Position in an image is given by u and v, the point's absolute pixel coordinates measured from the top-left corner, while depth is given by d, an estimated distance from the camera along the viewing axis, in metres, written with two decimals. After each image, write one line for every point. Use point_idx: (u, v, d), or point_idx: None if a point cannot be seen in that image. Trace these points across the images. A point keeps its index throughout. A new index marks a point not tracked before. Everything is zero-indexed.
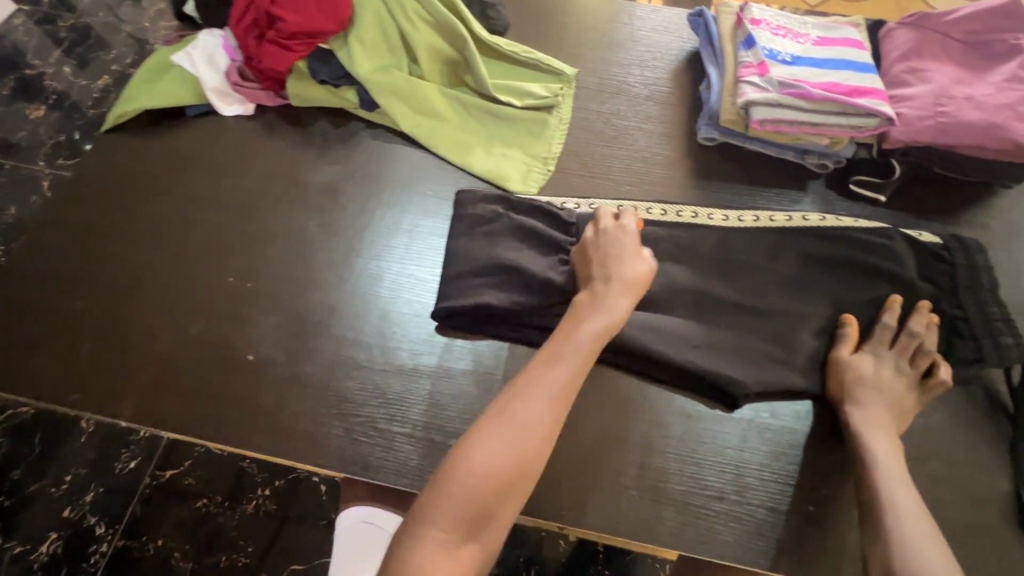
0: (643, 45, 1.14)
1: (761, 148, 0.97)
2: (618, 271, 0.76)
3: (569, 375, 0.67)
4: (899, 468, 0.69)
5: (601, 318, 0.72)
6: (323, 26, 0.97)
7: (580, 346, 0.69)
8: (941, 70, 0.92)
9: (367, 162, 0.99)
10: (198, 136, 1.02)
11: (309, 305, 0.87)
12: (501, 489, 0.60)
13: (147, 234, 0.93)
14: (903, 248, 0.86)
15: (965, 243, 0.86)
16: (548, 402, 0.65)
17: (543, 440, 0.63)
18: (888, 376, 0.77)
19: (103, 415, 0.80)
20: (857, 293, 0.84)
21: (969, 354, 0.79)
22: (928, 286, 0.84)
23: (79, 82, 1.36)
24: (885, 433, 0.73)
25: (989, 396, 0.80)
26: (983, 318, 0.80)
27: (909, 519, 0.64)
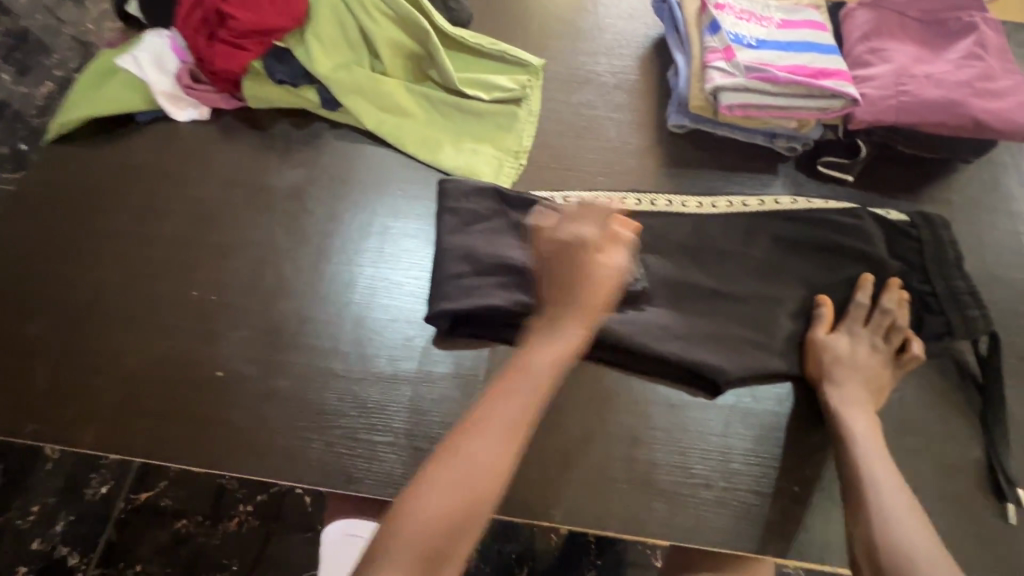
0: (610, 32, 1.13)
1: (731, 133, 0.97)
2: (575, 290, 0.70)
3: (526, 406, 0.63)
4: (880, 449, 0.70)
5: (558, 341, 0.68)
6: (277, 23, 0.93)
7: (538, 373, 0.65)
8: (901, 49, 0.93)
9: (332, 164, 0.96)
10: (150, 144, 0.97)
11: (280, 316, 0.84)
12: (455, 530, 0.57)
13: (100, 250, 0.88)
14: (872, 227, 0.87)
15: (930, 219, 0.88)
16: (502, 436, 0.61)
17: (498, 476, 0.60)
18: (863, 354, 0.78)
19: (66, 446, 0.76)
20: (830, 274, 0.85)
21: (939, 328, 0.81)
22: (898, 263, 0.85)
23: (19, 90, 1.28)
24: (864, 413, 0.74)
25: (959, 367, 0.83)
26: (950, 292, 0.82)
27: (888, 494, 0.65)
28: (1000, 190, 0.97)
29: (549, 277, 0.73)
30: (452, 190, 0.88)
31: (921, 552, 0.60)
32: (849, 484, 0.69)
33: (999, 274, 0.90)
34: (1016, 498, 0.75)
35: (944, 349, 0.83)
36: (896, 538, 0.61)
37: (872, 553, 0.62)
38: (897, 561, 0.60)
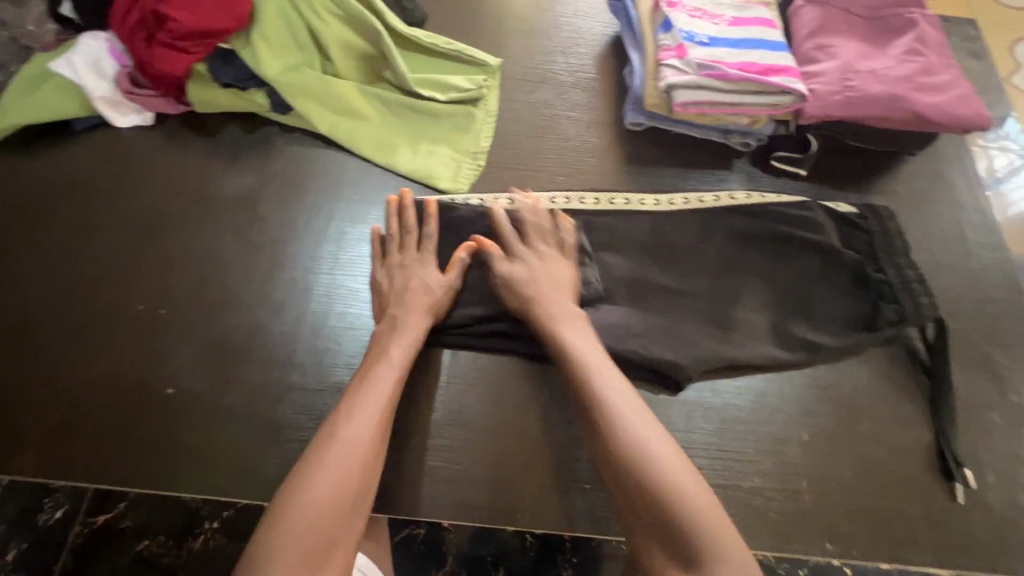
0: (566, 31, 1.12)
1: (687, 130, 0.98)
2: (413, 296, 0.77)
3: (390, 391, 0.70)
4: (637, 409, 0.66)
5: (406, 335, 0.74)
6: (219, 23, 0.89)
7: (394, 362, 0.72)
8: (847, 45, 0.96)
9: (285, 169, 0.93)
10: (90, 152, 0.92)
11: (232, 328, 0.81)
12: (343, 514, 0.62)
13: (35, 264, 0.84)
14: (823, 219, 0.90)
15: (878, 211, 0.90)
16: (373, 420, 0.67)
17: (373, 458, 0.66)
18: (542, 268, 0.79)
19: (1, 472, 0.72)
20: (784, 267, 0.87)
21: (892, 316, 0.83)
22: (850, 253, 0.88)
23: None
24: (587, 350, 0.72)
25: (910, 354, 0.85)
26: (901, 280, 0.84)
27: (637, 422, 0.65)
28: (943, 181, 1.01)
29: (391, 294, 0.78)
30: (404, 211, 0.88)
31: (714, 526, 0.59)
32: (626, 465, 0.63)
33: (944, 262, 0.93)
34: (963, 479, 0.77)
35: (896, 336, 0.85)
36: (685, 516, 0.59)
37: (668, 538, 0.60)
38: (696, 546, 0.58)
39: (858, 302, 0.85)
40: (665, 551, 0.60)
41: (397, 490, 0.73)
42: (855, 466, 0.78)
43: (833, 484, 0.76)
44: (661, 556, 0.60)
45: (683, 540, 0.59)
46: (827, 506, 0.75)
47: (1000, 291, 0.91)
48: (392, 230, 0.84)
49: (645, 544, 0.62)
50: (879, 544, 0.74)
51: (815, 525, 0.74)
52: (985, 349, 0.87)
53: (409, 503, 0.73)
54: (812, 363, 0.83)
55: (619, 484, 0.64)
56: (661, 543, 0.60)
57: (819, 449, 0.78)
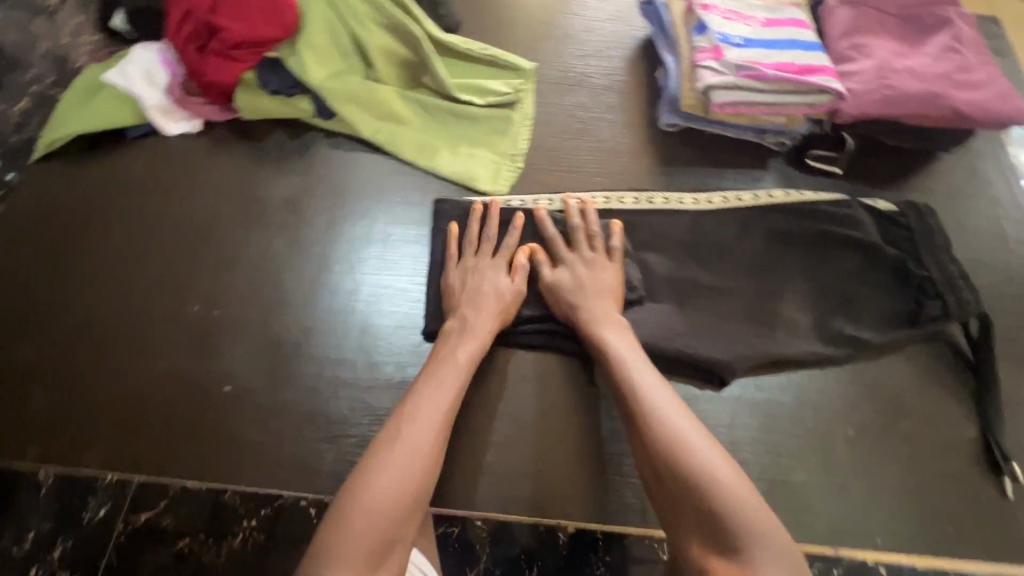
0: (597, 35, 1.14)
1: (722, 131, 0.99)
2: (480, 301, 0.79)
3: (455, 392, 0.70)
4: (667, 396, 0.67)
5: (471, 338, 0.76)
6: (268, 33, 0.92)
7: (460, 364, 0.73)
8: (882, 44, 0.96)
9: (329, 173, 0.96)
10: (142, 159, 0.96)
11: (283, 328, 0.83)
12: (404, 513, 0.60)
13: (95, 267, 0.87)
14: (862, 216, 0.90)
15: (918, 208, 0.91)
16: (438, 420, 0.67)
17: (436, 458, 0.65)
18: (587, 272, 0.80)
19: (70, 467, 0.75)
20: (823, 264, 0.88)
21: (936, 311, 0.83)
22: (891, 249, 0.88)
23: None
24: (620, 345, 0.73)
25: (952, 349, 0.85)
26: (944, 276, 0.84)
27: (672, 413, 0.65)
28: (979, 177, 1.01)
29: (461, 293, 0.80)
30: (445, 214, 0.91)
31: (749, 507, 0.56)
32: (656, 450, 0.63)
33: (983, 258, 0.93)
34: (1012, 474, 0.77)
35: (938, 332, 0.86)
36: (716, 497, 0.57)
37: (702, 520, 0.57)
38: (730, 527, 0.55)
39: (899, 298, 0.86)
40: (700, 536, 0.57)
41: (449, 485, 0.75)
42: (901, 461, 0.78)
43: (879, 479, 0.77)
44: (697, 542, 0.57)
45: (716, 521, 0.56)
46: (875, 500, 0.76)
47: None
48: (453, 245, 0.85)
49: (681, 532, 0.59)
50: (928, 539, 0.74)
51: (863, 520, 0.75)
52: None
53: (462, 497, 0.75)
54: (855, 359, 0.83)
55: (652, 471, 0.64)
56: (695, 528, 0.58)
57: (864, 443, 0.79)
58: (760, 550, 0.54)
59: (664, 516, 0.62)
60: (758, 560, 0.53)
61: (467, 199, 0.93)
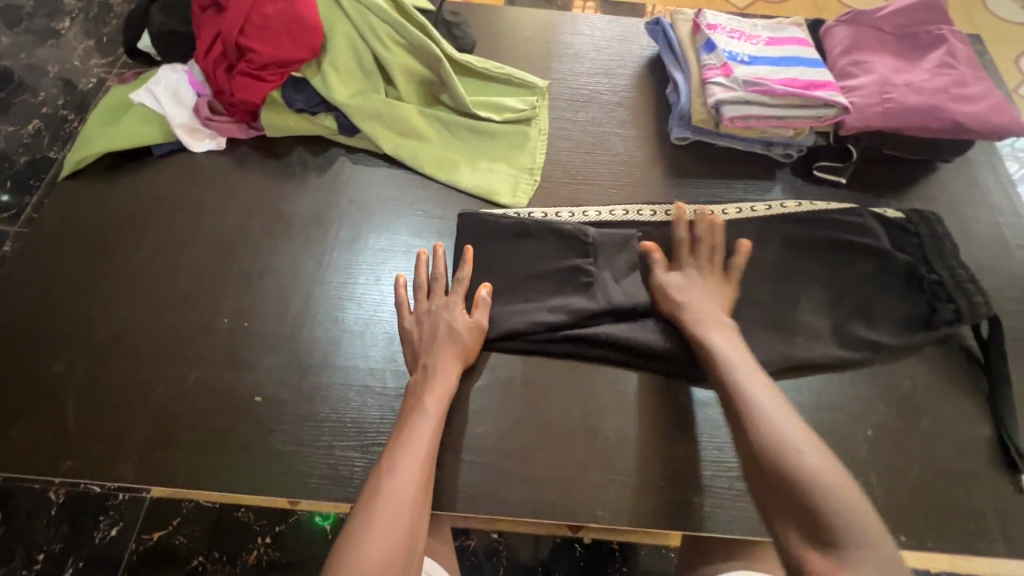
0: (607, 53, 1.19)
1: (730, 143, 1.03)
2: (443, 344, 0.78)
3: (428, 442, 0.70)
4: (775, 398, 0.68)
5: (438, 385, 0.75)
6: (294, 54, 0.95)
7: (428, 414, 0.72)
8: (881, 60, 1.01)
9: (352, 188, 0.98)
10: (168, 176, 0.98)
11: (312, 339, 0.85)
12: (400, 564, 0.60)
13: (123, 281, 0.88)
14: (873, 223, 0.94)
15: (924, 215, 0.94)
16: (417, 471, 0.67)
17: (420, 507, 0.65)
18: (700, 282, 0.83)
19: (101, 479, 0.75)
20: (835, 270, 0.91)
21: (948, 315, 0.86)
22: (903, 255, 0.91)
23: (5, 129, 1.28)
24: (731, 350, 0.74)
25: (963, 351, 0.88)
26: (955, 281, 0.88)
27: (775, 411, 0.66)
28: (978, 186, 1.05)
29: (421, 341, 0.79)
30: (469, 221, 0.92)
31: (857, 510, 0.57)
32: (758, 445, 0.64)
33: (986, 262, 0.97)
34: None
35: (949, 335, 0.88)
36: (817, 498, 0.58)
37: (801, 518, 0.58)
38: (840, 525, 0.56)
39: (912, 302, 0.89)
40: (796, 533, 0.58)
41: (481, 490, 0.76)
42: (920, 459, 0.80)
43: (898, 479, 0.78)
44: (799, 537, 0.58)
45: (817, 517, 0.57)
46: (897, 497, 0.77)
47: None
48: (421, 278, 0.85)
49: (778, 524, 0.60)
50: (950, 533, 0.76)
51: (887, 518, 0.76)
52: None
53: (494, 501, 0.75)
54: (871, 362, 0.86)
55: (752, 466, 0.64)
56: (799, 523, 0.58)
57: (883, 444, 0.81)
58: (864, 551, 0.54)
59: (761, 510, 0.63)
60: (859, 560, 0.54)
61: (490, 211, 0.94)
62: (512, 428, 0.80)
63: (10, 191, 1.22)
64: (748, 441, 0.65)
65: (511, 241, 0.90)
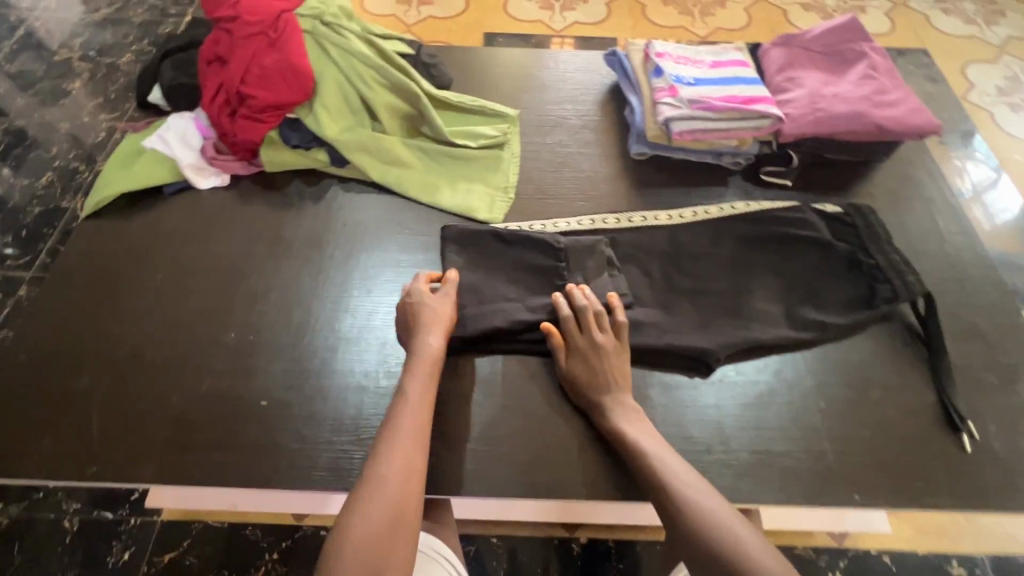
0: (571, 83, 1.32)
1: (685, 156, 1.14)
2: (422, 320, 0.88)
3: (413, 428, 0.76)
4: (699, 485, 0.72)
5: (418, 375, 0.82)
6: (289, 97, 1.06)
7: (413, 397, 0.80)
8: (811, 76, 1.14)
9: (344, 213, 1.09)
10: (178, 211, 1.08)
11: (312, 348, 0.93)
12: (392, 526, 0.67)
13: (140, 304, 0.97)
14: (814, 217, 1.04)
15: (860, 208, 1.05)
16: (402, 447, 0.74)
17: (409, 479, 0.71)
18: (599, 356, 0.85)
19: (125, 483, 0.82)
20: (784, 262, 1.01)
21: (888, 294, 0.95)
22: (843, 244, 1.01)
23: (22, 182, 1.40)
24: (642, 436, 0.79)
25: (904, 327, 0.97)
26: (890, 263, 0.97)
27: (696, 493, 0.71)
28: (912, 181, 1.16)
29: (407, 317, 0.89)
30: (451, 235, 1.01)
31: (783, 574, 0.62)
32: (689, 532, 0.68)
33: (923, 248, 1.06)
34: (967, 430, 0.87)
35: (892, 314, 0.97)
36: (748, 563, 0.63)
37: None
38: None
39: (854, 285, 0.98)
40: None
41: (469, 474, 0.83)
42: (870, 426, 0.87)
43: (850, 445, 0.86)
44: None
45: None
46: (851, 462, 0.84)
47: (976, 269, 1.04)
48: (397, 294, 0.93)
49: None
50: (901, 491, 0.82)
51: (842, 480, 0.83)
52: (971, 319, 0.98)
53: (482, 483, 0.83)
54: (824, 341, 0.94)
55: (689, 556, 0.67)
56: None
57: (836, 413, 0.88)
58: None
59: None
60: None
61: (467, 224, 1.04)
62: (496, 418, 0.88)
63: (27, 238, 1.33)
64: (685, 535, 0.68)
65: (492, 249, 0.99)
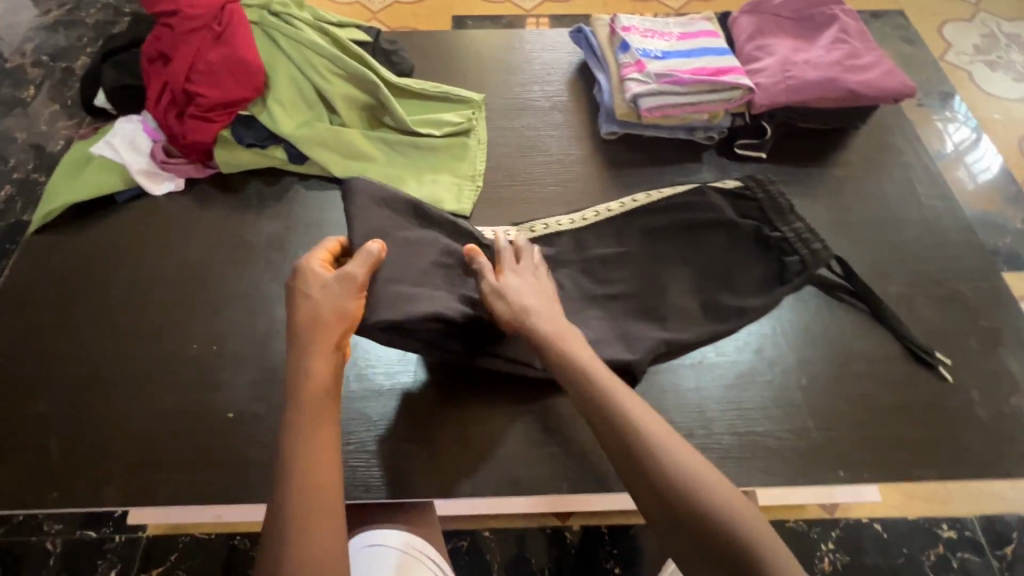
0: (537, 63, 1.27)
1: (656, 133, 1.11)
2: (316, 322, 0.73)
3: (315, 464, 0.64)
4: (670, 434, 0.68)
5: (305, 402, 0.68)
6: (239, 93, 1.01)
7: (304, 431, 0.66)
8: (781, 43, 1.10)
9: (307, 212, 1.05)
10: (134, 220, 1.04)
11: (280, 354, 0.90)
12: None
13: (96, 320, 0.93)
14: (715, 197, 1.00)
15: (759, 180, 1.02)
16: (306, 492, 0.62)
17: (326, 526, 0.60)
18: (532, 281, 0.83)
19: (92, 505, 0.79)
20: (699, 247, 0.97)
21: (797, 267, 0.93)
22: (747, 221, 0.98)
23: None
24: (598, 373, 0.73)
25: (824, 285, 0.96)
26: (798, 237, 0.95)
27: (670, 444, 0.66)
28: (889, 147, 1.13)
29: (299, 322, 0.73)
30: (360, 190, 0.87)
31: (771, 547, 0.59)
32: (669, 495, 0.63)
33: (902, 215, 1.04)
34: (941, 361, 0.89)
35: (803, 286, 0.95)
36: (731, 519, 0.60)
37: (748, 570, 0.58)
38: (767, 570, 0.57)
39: (765, 263, 0.95)
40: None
41: (447, 475, 0.81)
42: (853, 400, 0.86)
43: (834, 419, 0.85)
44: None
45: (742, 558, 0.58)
46: (835, 437, 0.83)
47: (956, 233, 1.02)
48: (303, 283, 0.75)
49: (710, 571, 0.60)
50: (886, 464, 0.81)
51: (827, 457, 0.82)
52: (952, 284, 0.97)
53: (461, 484, 0.81)
54: (740, 328, 0.91)
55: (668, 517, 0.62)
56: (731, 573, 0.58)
57: (819, 390, 0.87)
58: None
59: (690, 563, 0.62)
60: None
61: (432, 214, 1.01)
62: (473, 415, 0.85)
63: None
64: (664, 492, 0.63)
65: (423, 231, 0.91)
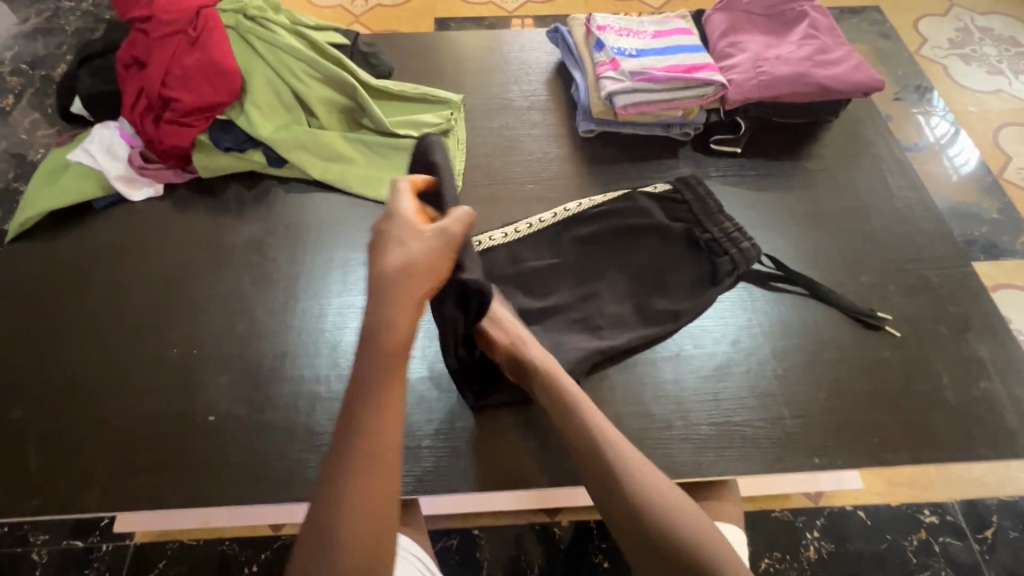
0: (515, 64, 1.28)
1: (633, 130, 1.12)
2: (405, 278, 0.66)
3: (383, 439, 0.60)
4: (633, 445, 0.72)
5: (382, 367, 0.63)
6: (216, 97, 1.02)
7: (373, 401, 0.61)
8: (753, 39, 1.12)
9: (286, 214, 1.05)
10: (112, 226, 1.03)
11: (259, 356, 0.90)
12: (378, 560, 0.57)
13: (74, 328, 0.93)
14: (645, 202, 1.02)
15: (688, 182, 1.03)
16: (370, 469, 0.59)
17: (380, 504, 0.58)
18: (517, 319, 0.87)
19: (70, 513, 0.79)
20: (635, 248, 0.99)
21: (727, 266, 0.95)
22: (678, 224, 1.00)
23: None
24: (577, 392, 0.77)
25: (752, 280, 0.98)
26: (727, 238, 0.97)
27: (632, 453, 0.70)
28: (861, 139, 1.15)
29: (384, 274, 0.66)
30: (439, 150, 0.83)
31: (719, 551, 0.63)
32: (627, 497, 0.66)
33: (874, 206, 1.06)
34: (886, 321, 0.93)
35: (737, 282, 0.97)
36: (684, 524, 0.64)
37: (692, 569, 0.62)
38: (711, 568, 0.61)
39: (697, 264, 0.97)
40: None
41: (428, 472, 0.82)
42: (828, 388, 0.88)
43: (809, 407, 0.86)
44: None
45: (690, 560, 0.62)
46: (810, 425, 0.85)
47: (926, 222, 1.04)
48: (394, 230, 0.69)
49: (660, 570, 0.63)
50: (860, 449, 0.83)
51: (803, 444, 0.83)
52: (923, 272, 0.99)
53: (443, 480, 0.81)
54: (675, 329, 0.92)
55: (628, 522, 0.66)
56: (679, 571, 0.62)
57: (794, 378, 0.88)
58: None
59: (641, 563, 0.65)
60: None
61: None
62: (453, 413, 0.86)
63: None
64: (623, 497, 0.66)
65: None
